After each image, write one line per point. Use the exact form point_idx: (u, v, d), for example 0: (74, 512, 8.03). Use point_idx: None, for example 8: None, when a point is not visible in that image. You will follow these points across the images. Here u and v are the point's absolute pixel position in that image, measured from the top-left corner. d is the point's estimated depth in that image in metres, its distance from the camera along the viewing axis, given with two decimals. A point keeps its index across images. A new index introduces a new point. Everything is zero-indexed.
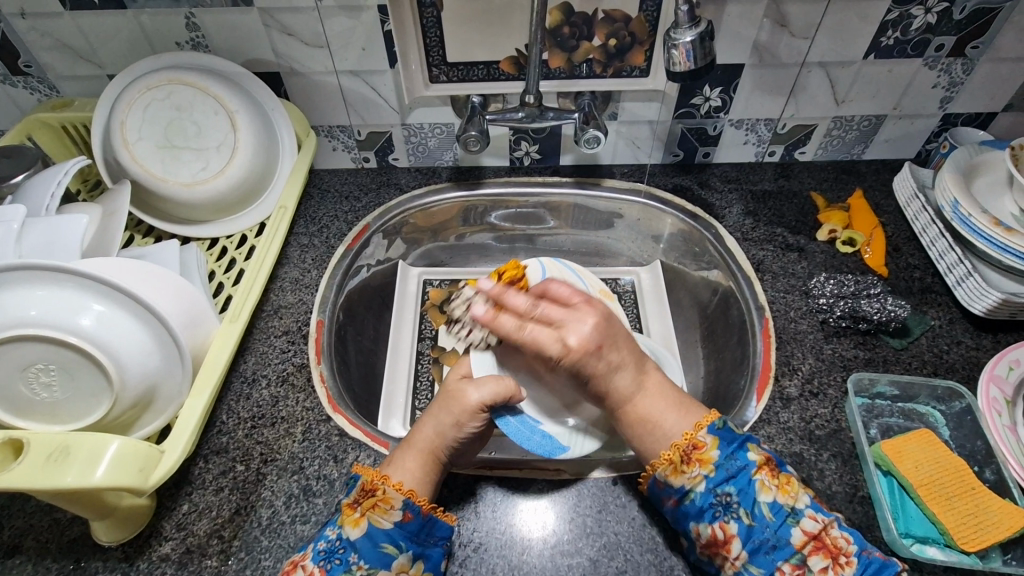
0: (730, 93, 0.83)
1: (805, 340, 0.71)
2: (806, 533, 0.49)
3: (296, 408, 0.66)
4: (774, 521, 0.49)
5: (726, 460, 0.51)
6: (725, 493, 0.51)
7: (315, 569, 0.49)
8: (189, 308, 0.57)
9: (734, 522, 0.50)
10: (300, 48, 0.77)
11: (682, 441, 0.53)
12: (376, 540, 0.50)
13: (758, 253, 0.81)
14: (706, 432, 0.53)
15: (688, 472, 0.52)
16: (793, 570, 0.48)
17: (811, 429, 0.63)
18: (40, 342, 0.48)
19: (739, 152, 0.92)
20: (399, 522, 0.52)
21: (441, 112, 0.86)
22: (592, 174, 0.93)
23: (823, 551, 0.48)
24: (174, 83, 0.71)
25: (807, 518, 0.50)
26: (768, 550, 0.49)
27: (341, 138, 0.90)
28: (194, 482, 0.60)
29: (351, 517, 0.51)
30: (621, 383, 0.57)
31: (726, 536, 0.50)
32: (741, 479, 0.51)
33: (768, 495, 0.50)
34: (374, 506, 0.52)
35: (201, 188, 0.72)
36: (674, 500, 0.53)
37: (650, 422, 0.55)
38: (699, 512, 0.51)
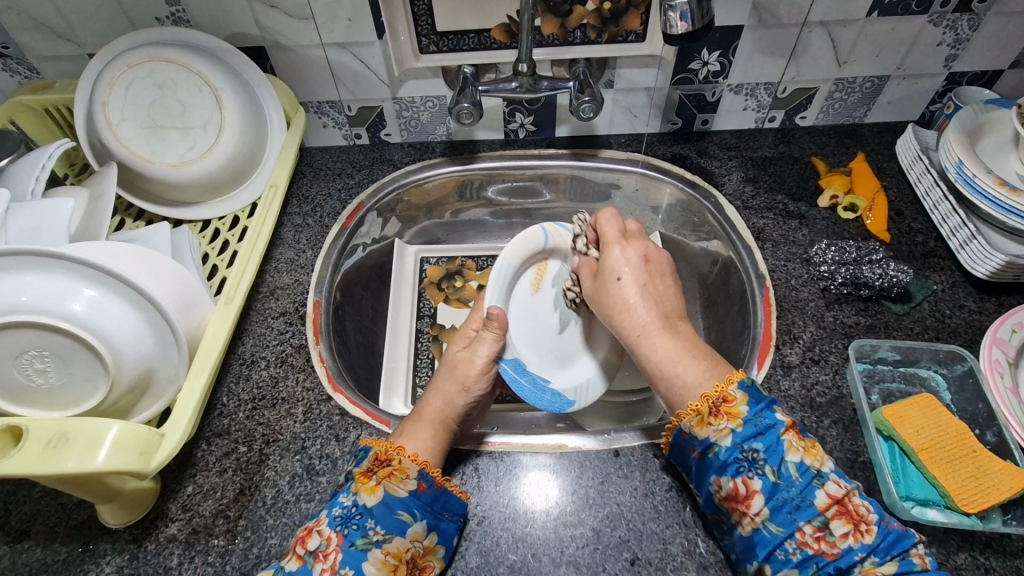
0: (728, 56, 0.81)
1: (806, 308, 0.70)
2: (829, 496, 0.48)
3: (296, 388, 0.66)
4: (799, 482, 0.48)
5: (753, 417, 0.50)
6: (751, 449, 0.49)
7: (332, 534, 0.50)
8: (182, 292, 0.56)
9: (757, 478, 0.49)
10: (283, 20, 0.75)
11: (711, 394, 0.51)
12: (394, 507, 0.52)
13: (759, 221, 0.80)
14: (735, 387, 0.51)
15: (716, 425, 0.51)
16: (813, 532, 0.47)
17: (813, 397, 0.63)
18: (33, 328, 0.48)
19: (739, 118, 0.90)
20: (414, 492, 0.53)
21: (432, 84, 0.84)
22: (588, 145, 0.92)
23: (845, 516, 0.48)
24: (154, 60, 0.67)
25: (831, 482, 0.49)
26: (792, 509, 0.48)
27: (331, 114, 0.88)
28: (198, 464, 0.61)
29: (367, 485, 0.52)
30: (638, 326, 0.58)
31: (748, 492, 0.49)
32: (768, 437, 0.50)
33: (795, 455, 0.49)
34: (390, 476, 0.53)
35: (190, 168, 0.70)
36: (698, 452, 0.52)
37: (666, 365, 0.55)
38: (723, 465, 0.50)
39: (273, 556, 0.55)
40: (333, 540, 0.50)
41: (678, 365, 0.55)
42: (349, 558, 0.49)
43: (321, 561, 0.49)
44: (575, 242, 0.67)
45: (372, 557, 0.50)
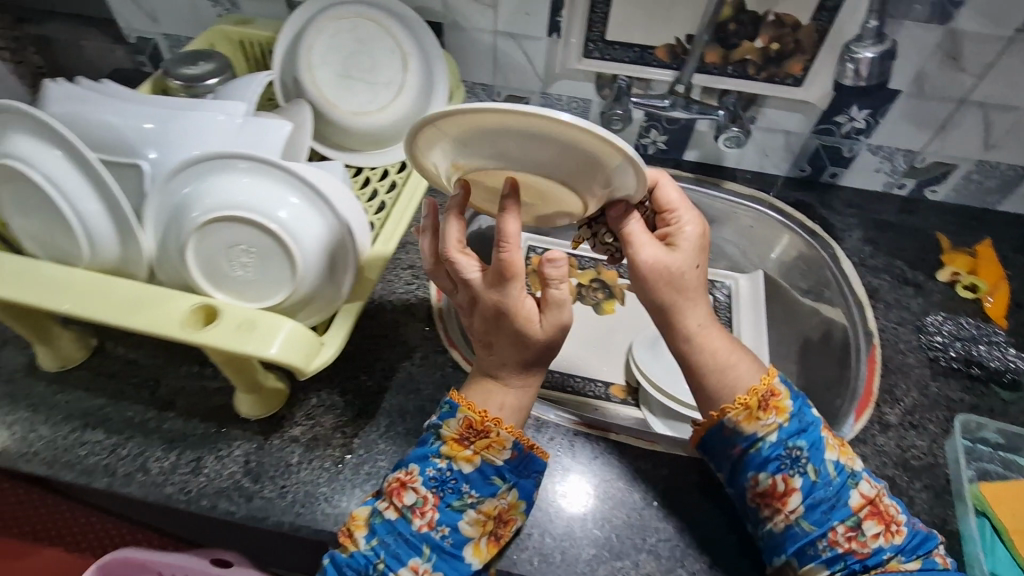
0: (877, 117, 0.83)
1: (911, 373, 0.71)
2: (863, 497, 0.53)
3: (417, 335, 0.72)
4: (837, 482, 0.53)
5: (797, 414, 0.55)
6: (796, 446, 0.54)
7: (429, 495, 0.53)
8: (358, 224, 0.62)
9: (798, 477, 0.53)
10: (468, 3, 0.82)
11: (761, 390, 0.55)
12: (488, 474, 0.54)
13: (874, 280, 0.81)
14: (779, 382, 0.56)
15: (763, 420, 0.54)
16: (847, 531, 0.52)
17: (907, 458, 0.64)
18: (246, 225, 0.54)
19: (868, 179, 0.92)
20: (509, 459, 0.55)
21: (583, 87, 0.89)
22: (713, 174, 0.95)
23: (877, 517, 0.52)
24: (361, 17, 0.74)
25: (864, 483, 0.54)
26: (827, 509, 0.52)
27: (481, 96, 0.95)
28: (324, 381, 0.67)
29: (463, 453, 0.54)
30: (699, 318, 0.57)
31: (787, 489, 0.53)
32: (811, 435, 0.54)
33: (833, 454, 0.54)
34: (488, 447, 0.55)
35: (367, 119, 0.76)
36: (741, 449, 0.55)
37: (718, 360, 0.56)
38: (764, 462, 0.54)
39: (380, 476, 0.61)
40: (430, 501, 0.53)
41: (732, 359, 0.57)
42: (446, 518, 0.53)
43: (418, 519, 0.52)
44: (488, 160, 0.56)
45: (467, 517, 0.53)
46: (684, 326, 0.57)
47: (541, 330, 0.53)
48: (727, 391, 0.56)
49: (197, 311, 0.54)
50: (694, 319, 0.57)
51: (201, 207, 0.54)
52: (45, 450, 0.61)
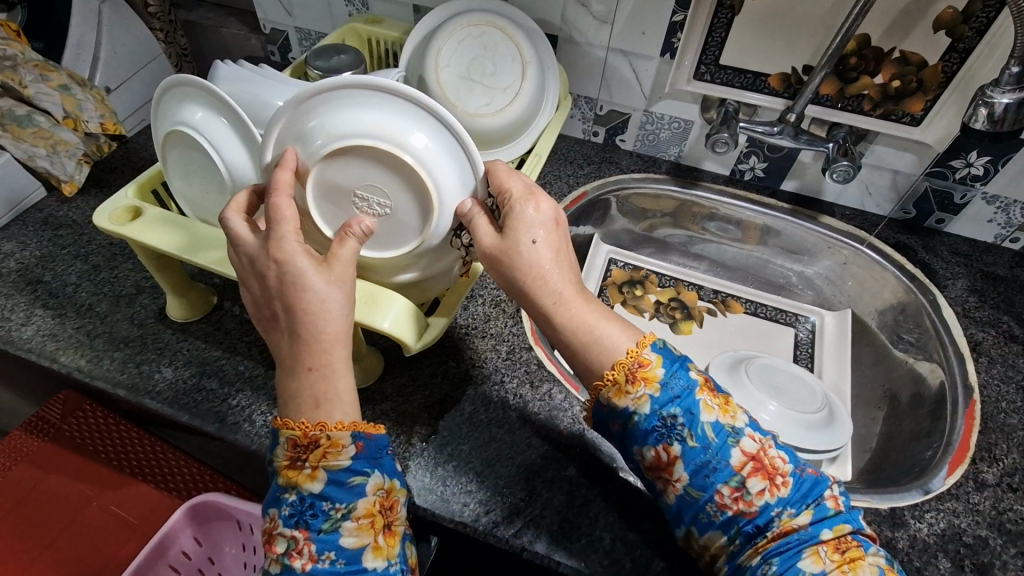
0: (998, 165, 0.79)
1: (1014, 434, 0.68)
2: (745, 453, 0.49)
3: (505, 331, 0.75)
4: (716, 442, 0.49)
5: (670, 380, 0.50)
6: (670, 415, 0.49)
7: (297, 532, 0.46)
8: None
9: (677, 444, 0.49)
10: (586, 19, 0.85)
11: (629, 358, 0.51)
12: (344, 479, 0.47)
13: (978, 333, 0.78)
14: (649, 351, 0.51)
15: (633, 392, 0.50)
16: (732, 492, 0.48)
17: (1003, 521, 0.61)
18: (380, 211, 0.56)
19: (978, 228, 0.88)
20: (356, 454, 0.48)
21: (687, 108, 0.90)
22: (810, 206, 0.94)
23: (760, 472, 0.48)
24: (489, 26, 0.79)
25: (746, 439, 0.50)
26: (709, 472, 0.48)
27: (583, 109, 0.98)
28: (416, 362, 0.71)
29: (305, 475, 0.47)
30: (554, 291, 0.53)
31: (669, 459, 0.49)
32: (685, 400, 0.50)
33: (711, 415, 0.50)
34: (326, 455, 0.47)
35: (480, 121, 0.78)
36: (621, 423, 0.51)
37: (582, 332, 0.53)
38: (645, 434, 0.50)
39: (462, 459, 0.63)
40: (300, 537, 0.46)
41: (596, 328, 0.53)
42: (324, 544, 0.46)
43: (296, 559, 0.46)
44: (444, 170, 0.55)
45: (346, 531, 0.46)
46: (547, 295, 0.53)
47: (314, 284, 0.49)
48: (593, 363, 0.52)
49: None
50: (552, 287, 0.53)
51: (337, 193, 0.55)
52: (167, 390, 0.68)
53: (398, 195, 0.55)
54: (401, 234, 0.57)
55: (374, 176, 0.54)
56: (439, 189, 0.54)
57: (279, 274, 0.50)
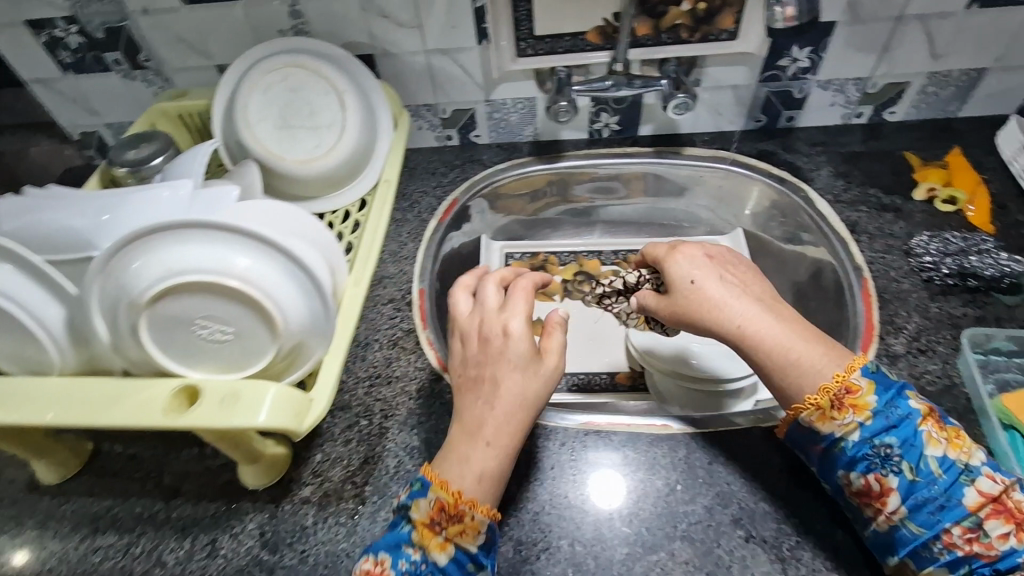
0: (819, 53, 0.82)
1: (909, 299, 0.70)
2: (982, 494, 0.48)
3: (409, 368, 0.71)
4: (945, 479, 0.48)
5: (885, 409, 0.50)
6: (884, 444, 0.49)
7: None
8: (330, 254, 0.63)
9: (893, 477, 0.49)
10: (393, 30, 0.82)
11: (833, 386, 0.50)
12: (462, 562, 0.49)
13: (852, 214, 0.80)
14: (860, 376, 0.51)
15: (840, 419, 0.50)
16: (964, 533, 0.47)
17: (922, 385, 0.62)
18: (217, 319, 0.52)
19: (825, 115, 0.91)
20: (484, 544, 0.50)
21: (525, 86, 0.89)
22: (671, 143, 0.94)
23: (1003, 515, 0.47)
24: (290, 66, 0.73)
25: (984, 478, 0.48)
26: (934, 509, 0.48)
27: (427, 117, 0.95)
28: (325, 435, 0.66)
29: (435, 542, 0.49)
30: (735, 314, 0.55)
31: (883, 489, 0.49)
32: (904, 430, 0.49)
33: (937, 449, 0.49)
34: (463, 531, 0.49)
35: (316, 165, 0.74)
36: (825, 449, 0.52)
37: (777, 353, 0.53)
38: (852, 461, 0.50)
39: None
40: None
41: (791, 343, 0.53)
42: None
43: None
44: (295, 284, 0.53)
45: None
46: (725, 323, 0.55)
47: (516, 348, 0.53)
48: (793, 387, 0.52)
49: (178, 395, 0.52)
50: (731, 316, 0.55)
51: (169, 314, 0.51)
52: (60, 564, 0.60)
53: (239, 319, 0.52)
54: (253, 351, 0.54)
55: (210, 306, 0.51)
56: (287, 306, 0.53)
57: (500, 350, 0.54)
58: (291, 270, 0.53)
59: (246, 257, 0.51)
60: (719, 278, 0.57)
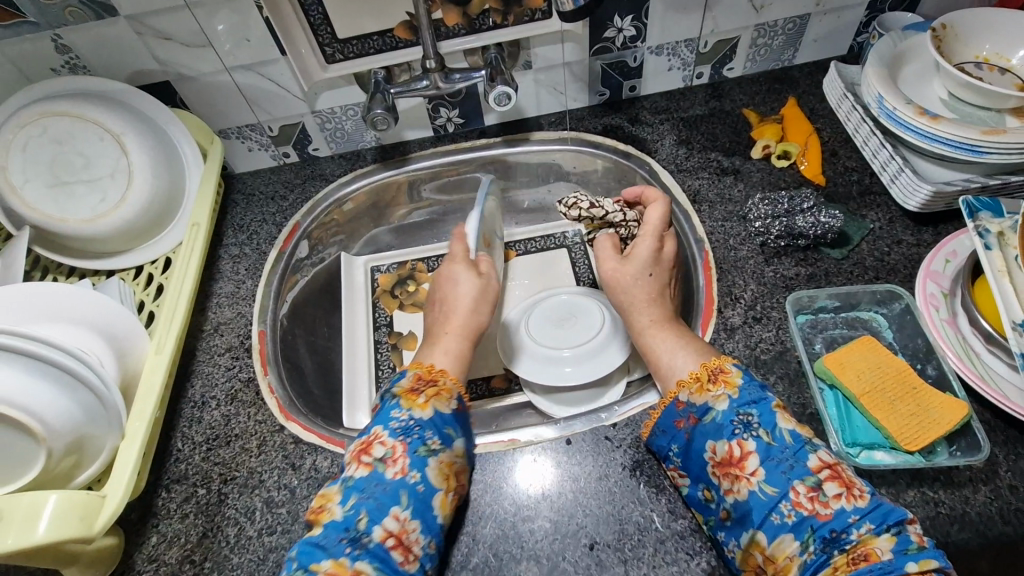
0: (642, 19, 0.79)
1: (746, 266, 0.69)
2: (822, 461, 0.47)
3: (249, 423, 0.66)
4: (793, 446, 0.48)
5: (748, 386, 0.52)
6: (746, 413, 0.50)
7: (396, 443, 0.52)
8: (116, 323, 0.58)
9: (751, 440, 0.49)
10: (181, 51, 0.73)
11: (711, 365, 0.55)
12: (428, 430, 0.54)
13: (694, 183, 0.79)
14: (731, 363, 0.54)
15: (712, 390, 0.52)
16: (808, 492, 0.46)
17: (757, 355, 0.62)
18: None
19: (665, 80, 0.89)
20: (454, 411, 0.57)
21: (348, 92, 0.82)
22: (519, 129, 0.91)
23: (838, 479, 0.46)
24: (48, 116, 0.66)
25: (823, 452, 0.48)
26: (786, 469, 0.47)
27: (254, 137, 0.87)
28: (159, 513, 0.61)
29: (418, 403, 0.55)
30: (647, 315, 0.63)
31: (743, 453, 0.49)
32: (762, 406, 0.51)
33: (788, 423, 0.50)
34: (438, 394, 0.57)
35: (105, 221, 0.68)
36: (693, 420, 0.52)
37: (661, 357, 0.59)
38: (718, 428, 0.50)
39: None
40: (398, 448, 0.52)
41: (673, 353, 0.59)
42: (416, 463, 0.51)
43: (391, 466, 0.51)
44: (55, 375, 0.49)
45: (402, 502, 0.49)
46: (639, 320, 0.63)
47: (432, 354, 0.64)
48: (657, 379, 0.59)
49: None
50: (642, 317, 0.63)
51: None
52: None
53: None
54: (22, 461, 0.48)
55: None
56: (47, 402, 0.48)
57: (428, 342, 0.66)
58: (33, 366, 0.48)
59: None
60: (653, 277, 0.65)
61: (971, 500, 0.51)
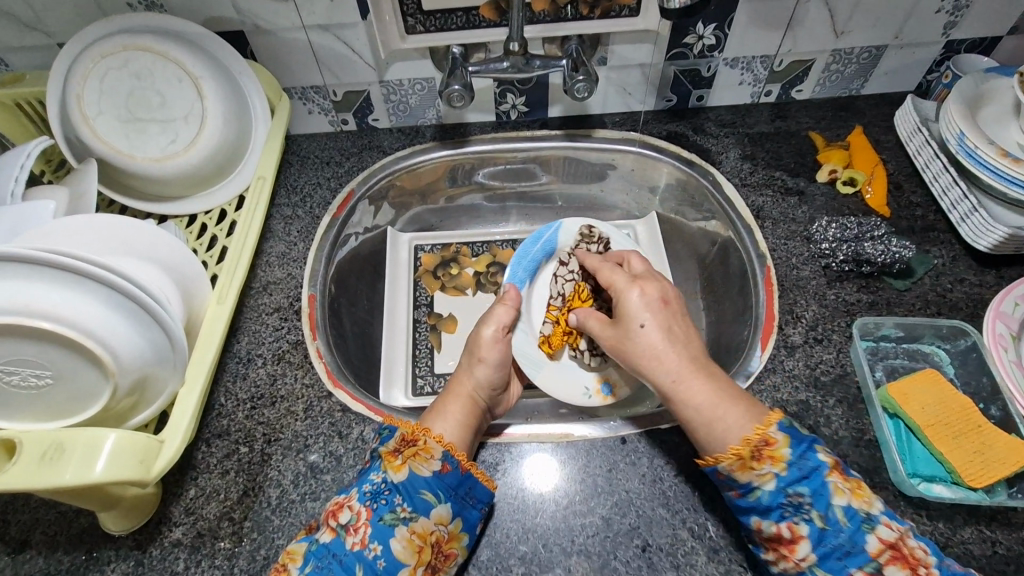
0: (724, 30, 0.79)
1: (808, 287, 0.69)
2: (882, 541, 0.45)
3: (295, 386, 0.65)
4: (848, 527, 0.46)
5: (798, 460, 0.47)
6: (796, 493, 0.47)
7: (361, 509, 0.49)
8: (183, 266, 0.59)
9: (804, 523, 0.46)
10: (262, 3, 0.71)
11: (754, 437, 0.48)
12: (417, 487, 0.51)
13: (757, 199, 0.79)
14: (775, 429, 0.48)
15: (758, 469, 0.48)
16: None
17: (817, 375, 0.62)
18: (43, 357, 0.46)
19: (734, 93, 0.89)
20: (438, 472, 0.51)
21: (421, 65, 0.81)
22: (582, 125, 0.90)
23: (901, 561, 0.44)
24: (130, 49, 0.65)
25: (883, 526, 0.46)
26: (842, 555, 0.45)
27: (316, 99, 0.85)
28: (199, 467, 0.59)
29: (393, 463, 0.51)
30: (670, 369, 0.53)
31: (794, 537, 0.47)
32: (814, 481, 0.47)
33: (842, 498, 0.46)
34: (415, 455, 0.52)
35: (173, 163, 0.67)
36: (736, 492, 0.49)
37: (707, 413, 0.51)
38: (766, 508, 0.48)
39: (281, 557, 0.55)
40: (363, 514, 0.49)
41: (718, 408, 0.50)
42: (378, 533, 0.48)
43: (352, 535, 0.48)
44: (133, 314, 0.49)
45: (398, 534, 0.49)
46: (663, 376, 0.54)
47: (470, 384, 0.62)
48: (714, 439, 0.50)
49: None
50: (667, 369, 0.54)
51: None
52: None
53: (67, 359, 0.47)
54: (89, 392, 0.49)
55: (25, 348, 0.46)
56: (123, 341, 0.48)
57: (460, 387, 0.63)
58: (111, 299, 0.48)
59: (71, 288, 0.46)
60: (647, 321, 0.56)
61: None
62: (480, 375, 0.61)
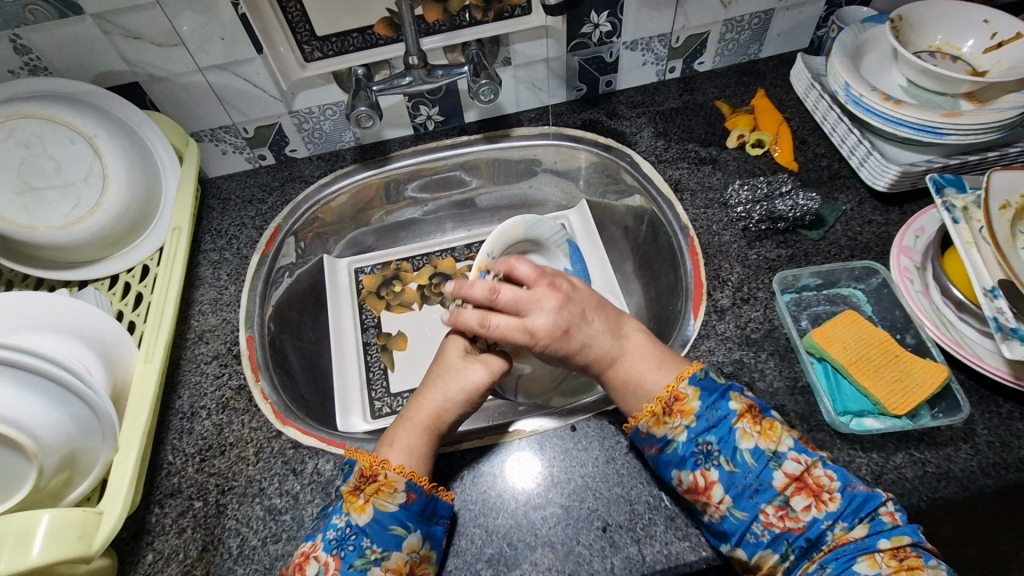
0: (618, 15, 0.81)
1: (731, 251, 0.72)
2: (788, 475, 0.48)
3: (243, 431, 0.64)
4: (755, 467, 0.49)
5: (707, 411, 0.51)
6: (705, 442, 0.50)
7: (329, 559, 0.49)
8: (103, 333, 0.58)
9: (714, 469, 0.50)
10: (152, 51, 0.70)
11: (664, 394, 0.52)
12: (386, 523, 0.50)
13: (674, 172, 0.81)
14: (687, 384, 0.52)
15: (670, 423, 0.51)
16: (777, 511, 0.48)
17: (748, 334, 0.65)
18: None
19: (640, 74, 0.91)
20: (404, 503, 0.51)
21: (327, 91, 0.81)
22: (499, 125, 0.91)
23: (806, 490, 0.48)
24: (13, 118, 0.63)
25: (789, 461, 0.49)
26: (752, 493, 0.49)
27: (228, 139, 0.84)
28: (154, 530, 0.58)
29: (356, 504, 0.51)
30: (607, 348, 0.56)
31: (707, 483, 0.50)
32: (721, 429, 0.50)
33: (749, 441, 0.50)
34: (378, 491, 0.51)
35: (80, 228, 0.66)
36: (656, 450, 0.52)
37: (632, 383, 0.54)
38: (681, 459, 0.51)
39: None
40: (331, 564, 0.49)
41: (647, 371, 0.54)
42: None
43: None
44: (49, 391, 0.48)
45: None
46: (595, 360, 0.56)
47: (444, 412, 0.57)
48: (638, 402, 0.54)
49: None
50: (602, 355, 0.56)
51: None
52: None
53: None
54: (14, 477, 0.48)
55: None
56: (41, 420, 0.47)
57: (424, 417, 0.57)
58: (21, 377, 0.47)
59: None
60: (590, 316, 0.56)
61: (954, 457, 0.55)
62: (454, 398, 0.57)
